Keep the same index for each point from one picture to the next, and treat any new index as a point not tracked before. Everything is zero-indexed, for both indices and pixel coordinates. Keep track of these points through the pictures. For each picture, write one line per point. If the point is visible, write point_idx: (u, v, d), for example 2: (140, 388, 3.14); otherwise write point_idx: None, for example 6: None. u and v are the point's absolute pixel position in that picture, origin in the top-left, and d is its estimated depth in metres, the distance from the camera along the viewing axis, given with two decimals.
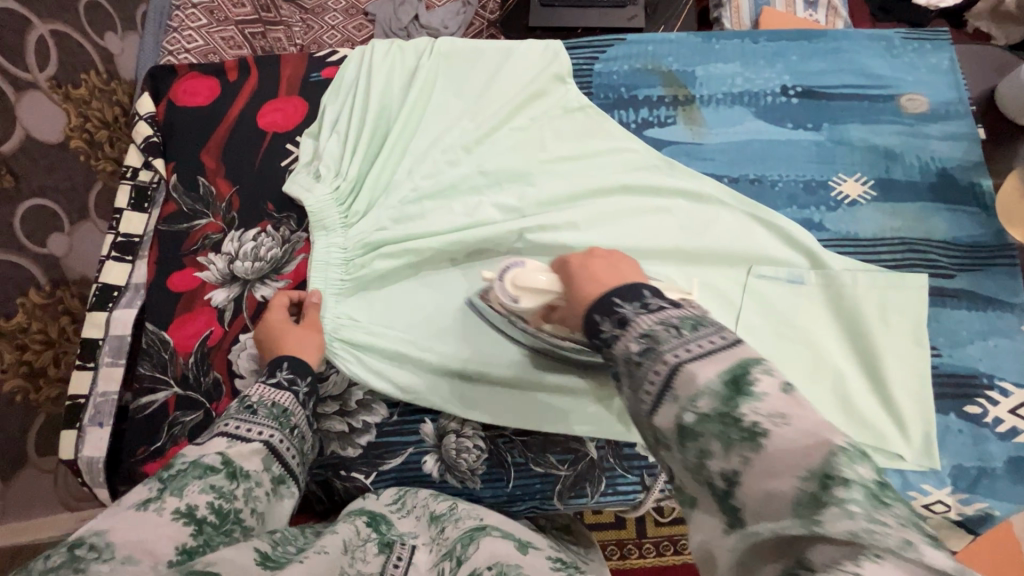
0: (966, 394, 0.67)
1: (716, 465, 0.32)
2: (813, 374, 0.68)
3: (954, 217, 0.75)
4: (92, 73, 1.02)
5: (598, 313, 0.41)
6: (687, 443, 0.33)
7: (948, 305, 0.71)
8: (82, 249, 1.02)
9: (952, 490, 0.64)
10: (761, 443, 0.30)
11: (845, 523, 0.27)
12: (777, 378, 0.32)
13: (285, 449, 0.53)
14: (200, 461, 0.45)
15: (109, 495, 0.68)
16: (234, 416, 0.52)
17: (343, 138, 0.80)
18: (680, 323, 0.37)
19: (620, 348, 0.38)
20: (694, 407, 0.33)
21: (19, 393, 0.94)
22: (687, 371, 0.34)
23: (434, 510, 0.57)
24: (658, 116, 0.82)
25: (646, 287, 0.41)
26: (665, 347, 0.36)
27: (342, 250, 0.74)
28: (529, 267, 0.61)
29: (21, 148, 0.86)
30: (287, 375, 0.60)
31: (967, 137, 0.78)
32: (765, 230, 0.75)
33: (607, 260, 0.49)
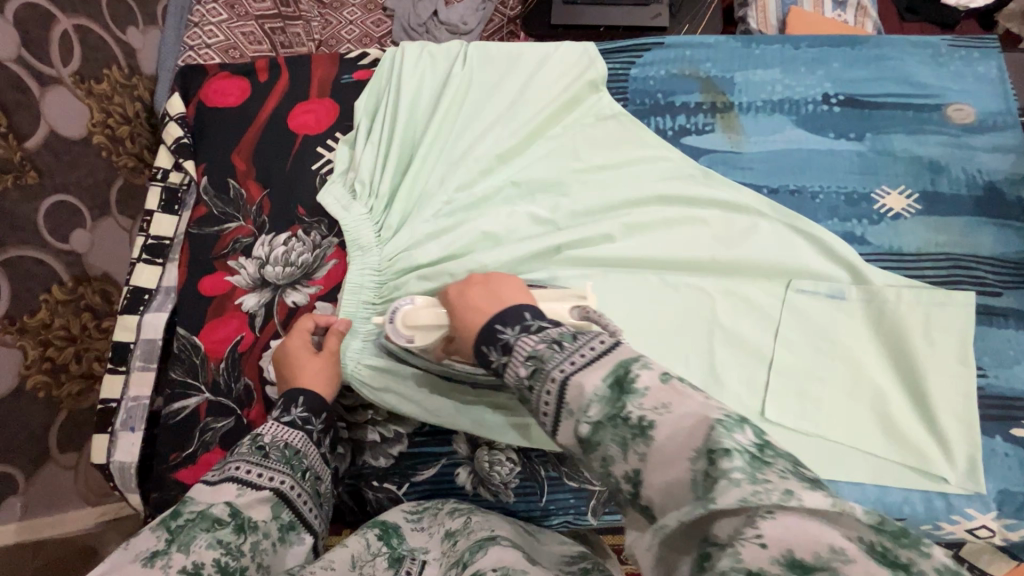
0: (1013, 416, 0.65)
1: (620, 468, 0.36)
2: (854, 393, 0.67)
3: (1001, 233, 0.72)
4: (114, 68, 1.00)
5: (485, 343, 0.47)
6: (592, 452, 0.37)
7: (995, 324, 0.69)
8: (104, 246, 1.02)
9: (997, 516, 0.62)
10: (649, 435, 0.35)
11: (733, 492, 0.30)
12: (657, 371, 0.37)
13: (297, 496, 0.53)
14: (208, 512, 0.47)
15: (140, 501, 0.68)
16: (245, 458, 0.52)
17: (377, 149, 0.78)
18: (558, 338, 0.42)
19: (512, 374, 0.43)
20: (587, 417, 0.37)
21: (41, 389, 0.94)
22: (576, 382, 0.38)
23: (450, 527, 0.56)
24: (695, 124, 0.80)
25: (526, 310, 0.47)
26: (550, 365, 0.40)
27: (376, 274, 0.73)
28: (419, 305, 0.62)
29: (45, 144, 0.87)
30: (301, 414, 0.59)
31: (1014, 149, 0.76)
32: (806, 242, 0.73)
33: (485, 285, 0.54)
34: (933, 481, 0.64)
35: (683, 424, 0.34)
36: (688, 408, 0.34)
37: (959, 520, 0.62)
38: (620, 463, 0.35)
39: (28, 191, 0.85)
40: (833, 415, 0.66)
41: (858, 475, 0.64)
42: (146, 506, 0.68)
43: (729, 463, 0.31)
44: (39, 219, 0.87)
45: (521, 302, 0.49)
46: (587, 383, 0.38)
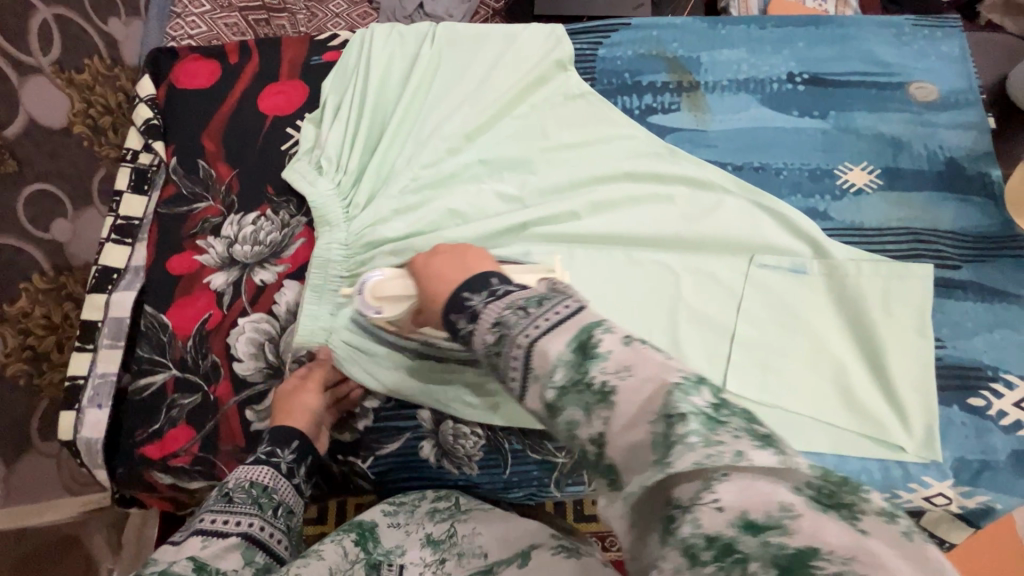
0: (970, 386, 0.66)
1: (584, 431, 0.33)
2: (814, 365, 0.68)
3: (961, 208, 0.73)
4: (95, 58, 1.00)
5: (453, 312, 0.44)
6: (556, 416, 0.35)
7: (954, 296, 0.70)
8: (86, 235, 1.02)
9: (953, 483, 0.63)
10: (611, 401, 0.33)
11: (689, 456, 0.29)
12: (619, 333, 0.35)
13: (268, 537, 0.53)
14: (169, 570, 0.45)
15: (107, 477, 0.68)
16: (210, 508, 0.53)
17: (345, 128, 0.79)
18: (525, 303, 0.39)
19: (478, 341, 0.40)
20: (553, 382, 0.35)
21: (21, 376, 0.94)
22: (540, 347, 0.36)
23: (430, 533, 0.58)
24: (662, 102, 0.80)
25: (494, 277, 0.44)
26: (516, 331, 0.38)
27: (343, 248, 0.74)
28: (387, 276, 0.61)
29: (25, 133, 0.87)
30: (267, 449, 0.60)
31: (976, 126, 0.76)
32: (769, 217, 0.73)
33: (451, 255, 0.53)
34: (891, 450, 0.64)
35: (643, 388, 0.32)
36: (652, 367, 0.33)
37: (915, 488, 0.63)
38: (587, 428, 0.33)
39: (9, 179, 0.85)
40: (793, 387, 0.67)
41: (817, 446, 0.65)
42: (113, 482, 0.68)
43: (689, 428, 0.30)
44: (18, 204, 0.87)
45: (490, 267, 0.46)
46: (551, 348, 0.35)
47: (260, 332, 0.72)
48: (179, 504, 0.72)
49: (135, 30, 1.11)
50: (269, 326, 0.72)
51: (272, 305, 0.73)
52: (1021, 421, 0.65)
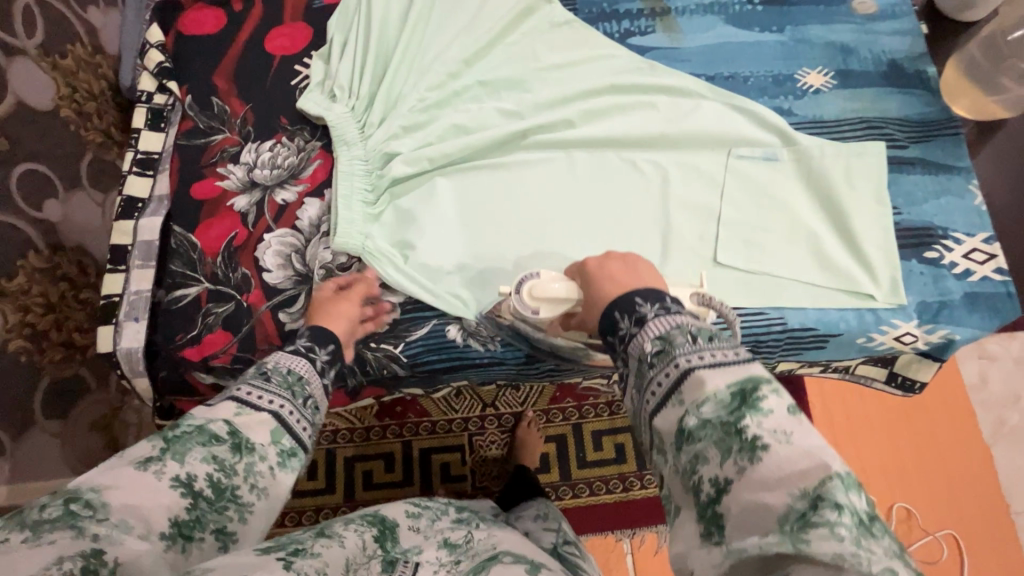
0: (925, 242, 0.76)
1: (709, 471, 0.39)
2: (792, 235, 0.76)
3: (905, 99, 0.84)
4: (77, 45, 0.99)
5: (620, 311, 0.51)
6: (685, 447, 0.41)
7: (905, 171, 0.80)
8: (76, 218, 0.98)
9: (918, 323, 0.72)
10: (759, 454, 0.37)
11: (827, 544, 0.33)
12: (785, 399, 0.40)
13: (296, 422, 0.50)
14: (206, 427, 0.44)
15: (149, 384, 0.72)
16: (249, 381, 0.51)
17: (352, 60, 0.85)
18: (697, 331, 0.45)
19: (636, 346, 0.48)
20: (699, 412, 0.40)
21: (23, 353, 0.88)
22: (697, 375, 0.42)
23: (448, 538, 0.58)
24: (639, 27, 0.89)
25: (667, 294, 0.51)
26: (678, 352, 0.44)
27: (364, 163, 0.80)
28: (545, 278, 0.64)
29: (15, 114, 0.82)
30: (304, 345, 0.58)
31: (911, 32, 0.87)
32: (742, 115, 0.82)
33: (624, 261, 0.58)
34: (863, 299, 0.73)
35: (798, 459, 0.36)
36: (810, 443, 0.37)
37: (886, 330, 0.72)
38: (713, 465, 0.39)
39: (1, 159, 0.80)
40: (775, 256, 0.75)
41: (800, 303, 0.74)
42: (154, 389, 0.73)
43: (836, 517, 0.33)
44: (13, 183, 0.83)
45: (663, 289, 0.52)
46: (711, 380, 0.41)
47: (286, 245, 0.77)
48: None
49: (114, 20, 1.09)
50: (295, 239, 0.77)
51: (296, 220, 0.78)
52: (970, 269, 0.74)
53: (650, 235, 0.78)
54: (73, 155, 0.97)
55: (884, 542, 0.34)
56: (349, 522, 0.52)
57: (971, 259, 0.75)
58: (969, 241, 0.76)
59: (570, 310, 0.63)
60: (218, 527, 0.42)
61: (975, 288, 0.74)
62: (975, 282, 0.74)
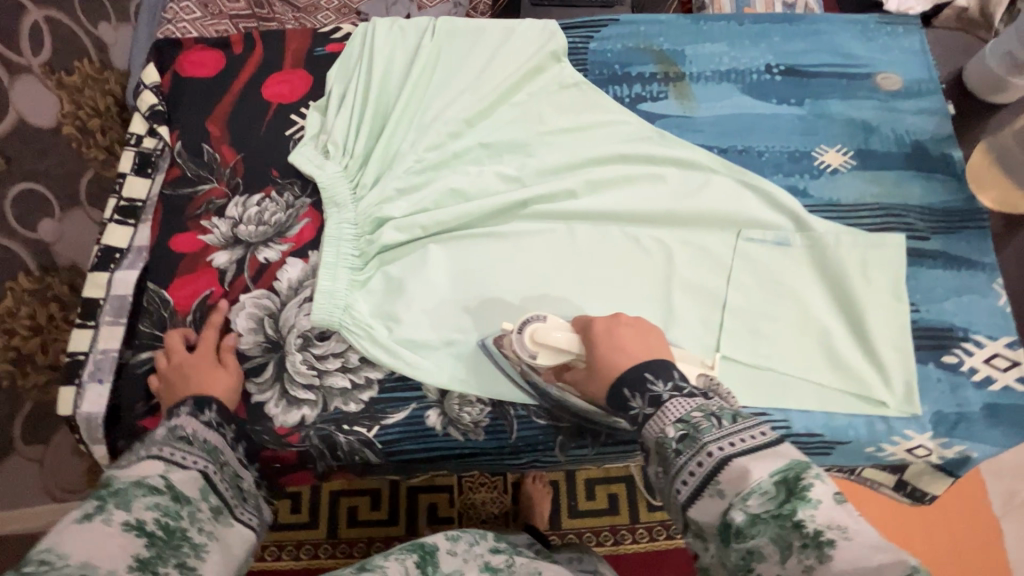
0: (943, 345, 0.71)
1: (769, 567, 0.38)
2: (802, 328, 0.72)
3: (928, 184, 0.79)
4: (85, 61, 0.96)
5: (630, 388, 0.50)
6: (739, 543, 0.39)
7: (925, 265, 0.75)
8: (74, 237, 0.94)
9: (933, 435, 0.67)
10: (828, 552, 0.36)
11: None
12: (829, 487, 0.39)
13: (221, 481, 0.52)
14: (143, 481, 0.45)
15: (107, 452, 0.69)
16: (166, 442, 0.51)
17: (349, 115, 0.81)
18: (720, 415, 0.45)
19: (656, 429, 0.46)
20: (746, 507, 0.39)
21: (6, 378, 0.85)
22: (739, 465, 0.41)
23: (489, 561, 0.63)
24: (651, 92, 0.85)
25: (675, 368, 0.51)
26: (707, 438, 0.43)
27: (353, 227, 0.76)
28: (550, 323, 0.62)
29: (14, 132, 0.80)
30: (215, 417, 0.57)
31: (937, 112, 0.83)
32: (754, 194, 0.78)
33: (635, 328, 0.57)
34: (874, 405, 0.69)
35: (872, 554, 0.35)
36: (872, 540, 0.36)
37: (898, 441, 0.67)
38: (773, 563, 0.38)
39: None
40: (782, 351, 0.71)
41: (805, 405, 0.69)
42: (111, 457, 0.69)
43: None
44: (5, 205, 0.80)
45: (671, 360, 0.52)
46: (754, 470, 0.40)
47: (261, 308, 0.73)
48: None
49: (126, 34, 1.07)
50: (271, 302, 0.73)
51: (276, 281, 0.74)
52: (991, 377, 0.69)
53: (652, 317, 0.73)
54: (75, 172, 0.94)
55: None
56: (390, 553, 0.59)
57: (992, 365, 0.70)
58: (991, 345, 0.71)
59: (569, 362, 0.61)
60: (180, 561, 0.43)
61: (996, 399, 0.68)
62: (996, 392, 0.69)
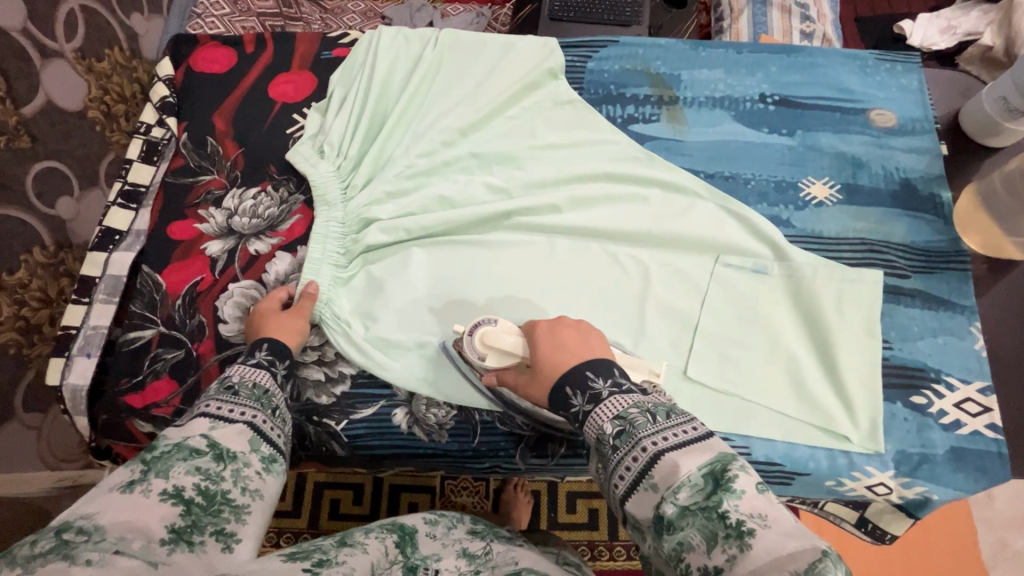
0: (913, 385, 0.71)
1: (699, 558, 0.39)
2: (770, 356, 0.72)
3: (913, 223, 0.79)
4: (115, 49, 1.01)
5: (573, 386, 0.52)
6: (671, 534, 0.41)
7: (903, 303, 0.75)
8: (89, 216, 0.98)
9: (894, 475, 0.67)
10: (747, 541, 0.37)
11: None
12: (753, 477, 0.41)
13: (270, 430, 0.49)
14: (184, 444, 0.43)
15: (87, 424, 0.72)
16: (213, 397, 0.49)
17: (348, 118, 0.84)
18: (654, 411, 0.47)
19: (595, 426, 0.49)
20: (676, 499, 0.41)
21: (12, 345, 0.87)
22: (668, 460, 0.43)
23: (467, 547, 0.61)
24: (644, 113, 0.87)
25: (615, 367, 0.53)
26: (641, 434, 0.46)
27: (340, 225, 0.79)
28: (501, 327, 0.64)
29: (42, 112, 0.85)
30: (266, 358, 0.57)
31: (929, 151, 0.83)
32: (735, 221, 0.79)
33: (577, 330, 0.59)
34: (837, 439, 0.69)
35: (786, 542, 0.37)
36: (787, 526, 0.38)
37: (859, 477, 0.67)
38: (700, 554, 0.39)
39: (21, 153, 0.82)
40: (749, 378, 0.71)
41: (768, 433, 0.69)
42: (92, 429, 0.72)
43: None
44: (27, 179, 0.84)
45: (611, 359, 0.55)
46: (683, 464, 0.42)
47: (247, 297, 0.75)
48: None
49: (156, 26, 1.12)
50: (256, 292, 0.76)
51: (263, 273, 0.77)
52: (960, 421, 0.69)
53: (622, 335, 0.74)
54: (96, 154, 0.98)
55: None
56: (370, 531, 0.54)
57: (962, 409, 0.69)
58: (962, 388, 0.70)
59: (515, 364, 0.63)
60: (217, 528, 0.40)
61: (963, 443, 0.68)
62: (964, 436, 0.68)
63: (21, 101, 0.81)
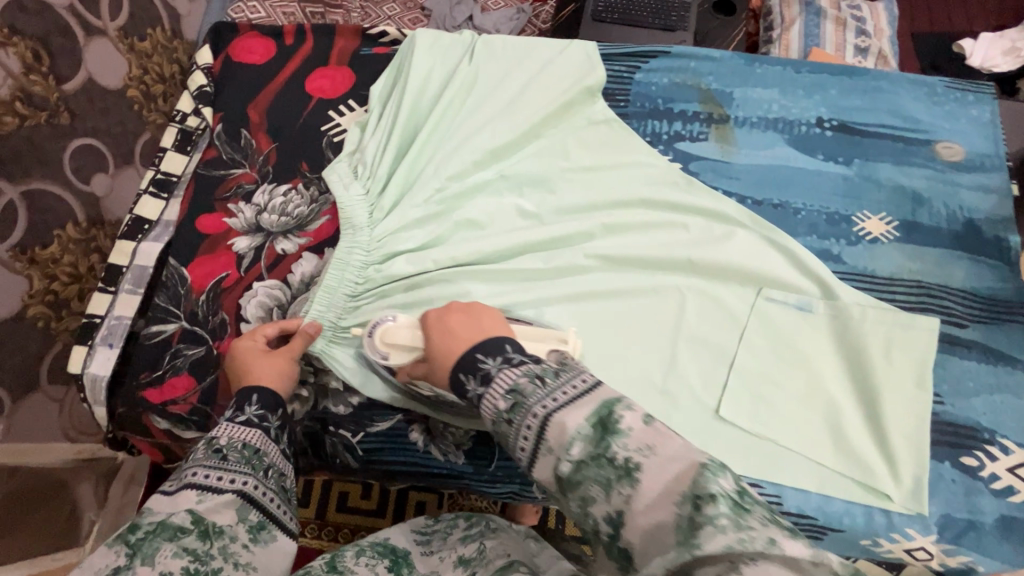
0: (965, 445, 0.66)
1: (602, 508, 0.37)
2: (809, 401, 0.68)
3: (975, 267, 0.74)
4: (157, 29, 1.00)
5: (465, 371, 0.47)
6: (571, 492, 0.38)
7: (958, 354, 0.70)
8: (122, 195, 0.97)
9: (936, 539, 0.62)
10: (635, 476, 0.36)
11: (718, 538, 0.32)
12: (640, 411, 0.39)
13: (264, 496, 0.48)
14: (169, 521, 0.43)
15: (106, 415, 0.71)
16: (201, 464, 0.47)
17: (384, 133, 0.81)
18: (541, 373, 0.43)
19: (489, 407, 0.44)
20: (569, 455, 0.38)
21: (41, 319, 0.87)
22: (558, 420, 0.39)
23: (462, 554, 0.56)
24: (691, 131, 0.83)
25: (508, 342, 0.48)
26: (531, 401, 0.42)
27: (364, 254, 0.75)
28: (400, 323, 0.62)
29: (82, 90, 0.85)
30: (256, 412, 0.54)
31: (998, 191, 0.77)
32: (781, 254, 0.75)
33: (467, 313, 0.54)
34: (876, 496, 0.64)
35: (667, 468, 0.36)
36: (672, 450, 0.36)
37: (897, 539, 0.62)
38: (601, 503, 0.37)
39: (58, 130, 0.81)
40: (786, 422, 0.67)
41: (802, 483, 0.65)
42: (110, 421, 0.72)
43: (715, 510, 0.33)
44: (64, 155, 0.84)
45: (504, 333, 0.49)
46: (570, 421, 0.39)
47: (271, 297, 0.74)
48: (167, 453, 0.75)
49: (200, 7, 1.12)
50: (281, 293, 0.74)
51: (288, 274, 0.75)
52: (1014, 487, 0.64)
53: (652, 368, 0.70)
54: (132, 133, 0.97)
55: (756, 514, 0.34)
56: (360, 554, 0.55)
57: (1016, 474, 0.64)
58: (1019, 452, 0.65)
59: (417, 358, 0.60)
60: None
61: (1015, 511, 0.63)
62: (1016, 503, 0.63)
63: (62, 79, 0.81)
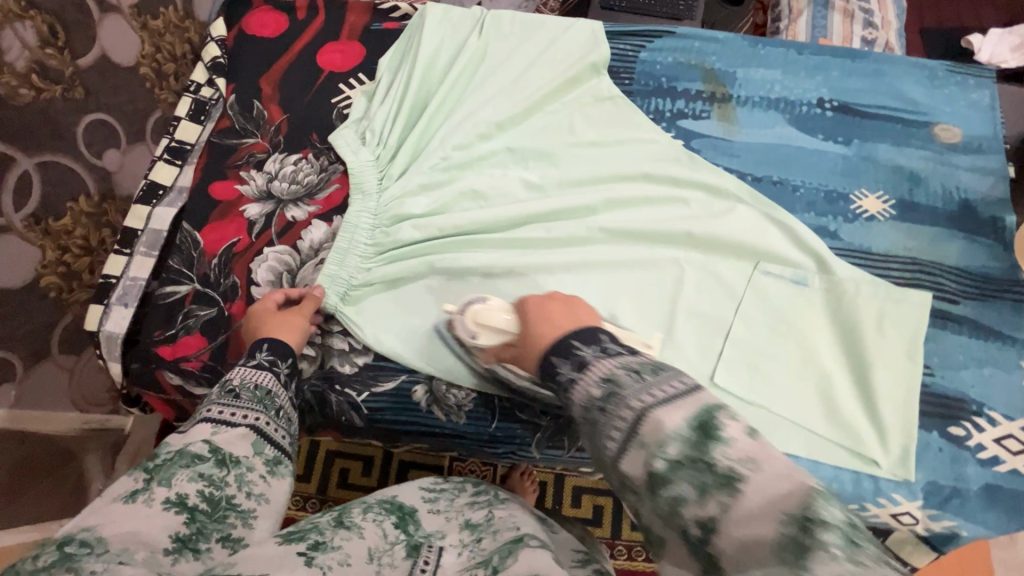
0: (952, 415, 0.68)
1: (692, 511, 0.34)
2: (802, 370, 0.70)
3: (969, 246, 0.75)
4: (171, 8, 1.02)
5: (556, 356, 0.47)
6: (660, 492, 0.36)
7: (948, 328, 0.71)
8: (132, 169, 1.00)
9: (922, 505, 0.64)
10: (737, 487, 0.33)
11: (833, 568, 0.29)
12: (745, 423, 0.36)
13: (275, 432, 0.52)
14: (187, 450, 0.45)
15: (120, 371, 0.74)
16: (215, 401, 0.51)
17: (393, 105, 0.84)
18: (640, 368, 0.41)
19: (581, 393, 0.42)
20: (664, 454, 0.35)
21: (52, 290, 0.89)
22: (654, 417, 0.37)
23: (470, 518, 0.58)
24: (693, 109, 0.84)
25: (603, 334, 0.47)
26: (628, 393, 0.39)
27: (372, 216, 0.78)
28: (491, 305, 0.63)
29: (96, 65, 0.87)
30: (266, 358, 0.58)
31: (994, 172, 0.79)
32: (778, 229, 0.76)
33: (564, 302, 0.57)
34: (865, 462, 0.66)
35: (777, 483, 0.32)
36: (782, 467, 0.33)
37: (884, 504, 0.64)
38: (693, 506, 0.34)
39: (73, 102, 0.83)
40: (779, 390, 0.69)
41: (792, 448, 0.67)
42: (123, 377, 0.74)
43: (829, 536, 0.30)
44: (78, 129, 0.85)
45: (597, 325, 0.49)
46: (670, 421, 0.36)
47: (282, 262, 0.76)
48: (178, 411, 0.77)
49: None
50: (290, 258, 0.76)
51: (298, 240, 0.77)
52: (999, 457, 0.65)
53: (650, 337, 0.72)
54: (143, 110, 0.99)
55: (872, 551, 0.30)
56: (368, 510, 0.53)
57: (1001, 445, 0.66)
58: (1006, 423, 0.67)
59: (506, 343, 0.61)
60: (224, 535, 0.42)
61: (1000, 480, 0.65)
62: (1001, 473, 0.65)
63: (78, 52, 0.83)
